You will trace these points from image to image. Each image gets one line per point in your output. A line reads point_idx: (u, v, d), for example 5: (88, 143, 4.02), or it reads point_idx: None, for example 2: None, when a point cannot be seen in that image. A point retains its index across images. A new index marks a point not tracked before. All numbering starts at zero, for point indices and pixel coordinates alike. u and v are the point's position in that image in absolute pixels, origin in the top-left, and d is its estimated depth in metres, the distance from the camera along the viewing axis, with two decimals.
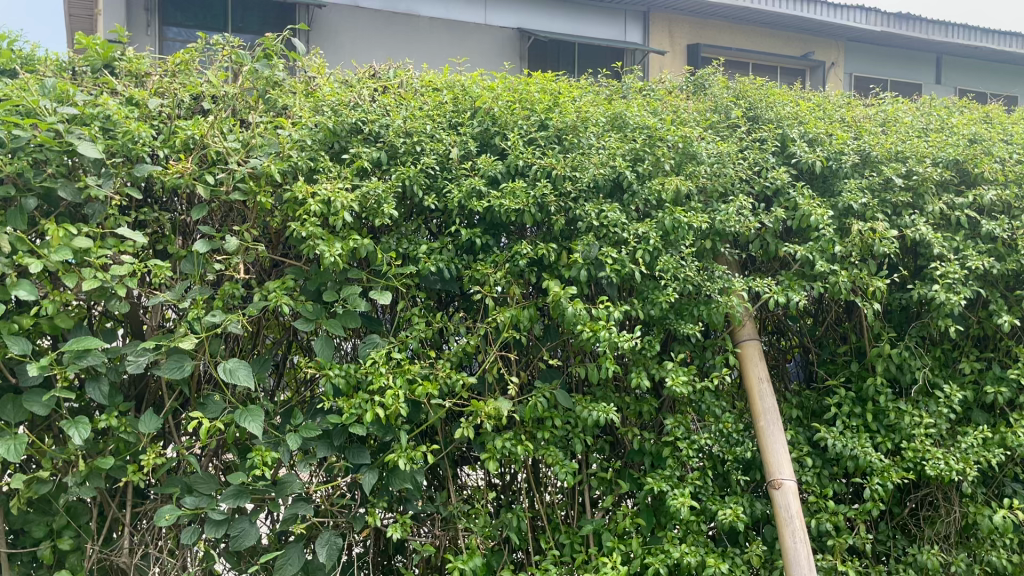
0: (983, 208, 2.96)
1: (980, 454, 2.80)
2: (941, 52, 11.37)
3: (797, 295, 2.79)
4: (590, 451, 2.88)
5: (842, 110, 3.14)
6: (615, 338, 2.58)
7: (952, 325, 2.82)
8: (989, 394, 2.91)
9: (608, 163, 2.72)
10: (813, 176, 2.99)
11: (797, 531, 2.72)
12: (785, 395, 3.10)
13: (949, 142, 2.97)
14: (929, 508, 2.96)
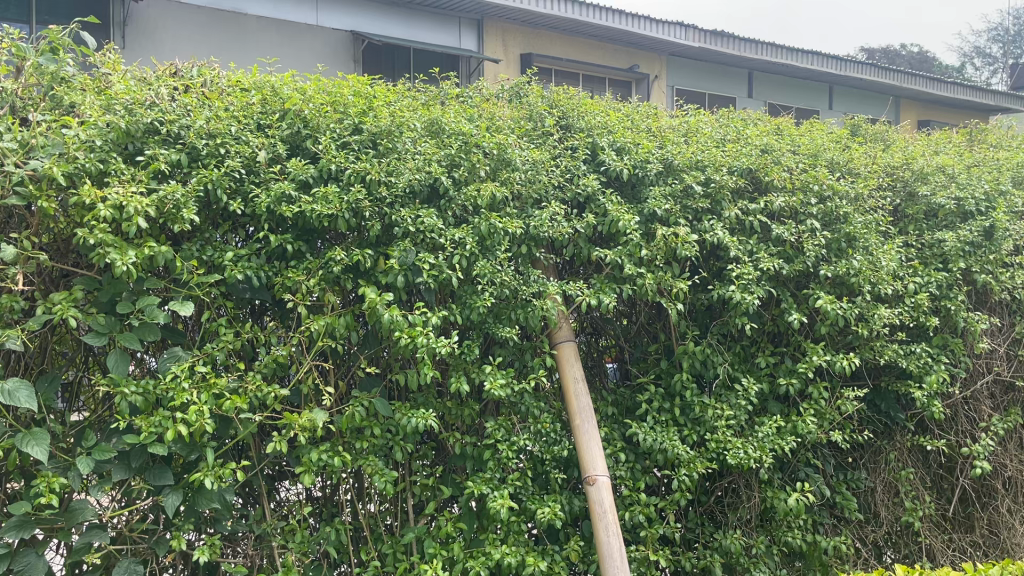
0: (774, 213, 3.20)
1: (774, 442, 3.01)
2: (751, 68, 12.24)
3: (608, 298, 2.89)
4: (413, 458, 2.86)
5: (649, 120, 3.30)
6: (433, 344, 2.57)
7: (747, 322, 3.04)
8: (783, 386, 3.14)
9: (423, 168, 2.71)
10: (622, 184, 3.12)
11: (610, 525, 2.82)
12: (602, 393, 3.21)
13: (743, 152, 3.20)
14: (732, 495, 3.17)
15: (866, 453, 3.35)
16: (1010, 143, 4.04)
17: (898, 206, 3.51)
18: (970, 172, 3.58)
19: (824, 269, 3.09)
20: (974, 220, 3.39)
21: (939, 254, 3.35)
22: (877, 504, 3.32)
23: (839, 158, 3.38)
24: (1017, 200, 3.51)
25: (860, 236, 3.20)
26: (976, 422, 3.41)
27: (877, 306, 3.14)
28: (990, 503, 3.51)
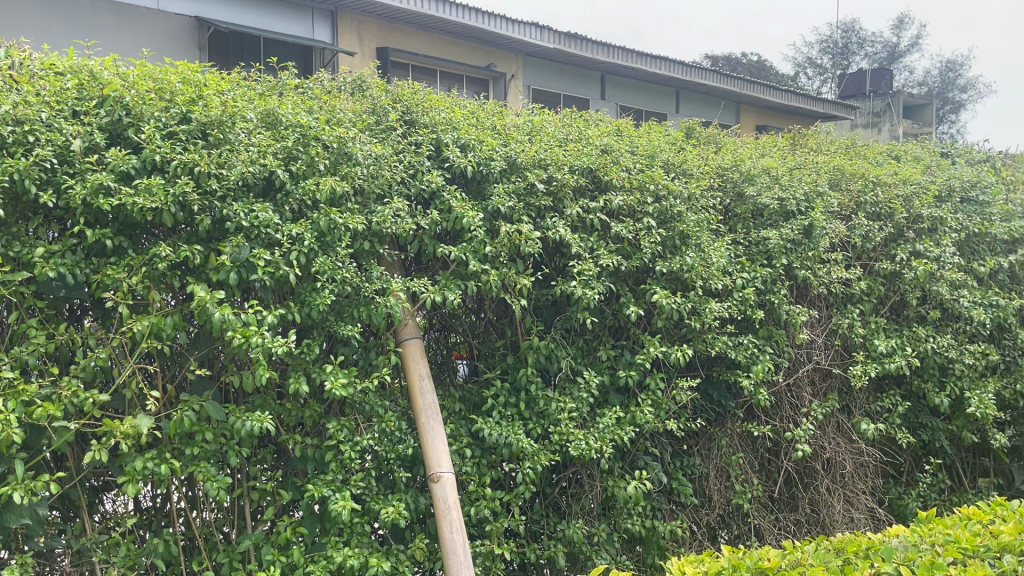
0: (613, 212, 3.31)
1: (614, 432, 3.11)
2: (604, 71, 12.58)
3: (452, 295, 2.89)
4: (251, 462, 2.77)
5: (493, 118, 3.32)
6: (269, 344, 2.48)
7: (588, 317, 3.13)
8: (622, 377, 3.24)
9: (257, 160, 2.61)
10: (466, 180, 3.13)
11: (454, 520, 2.82)
12: (449, 389, 3.20)
13: (584, 152, 3.29)
14: (576, 486, 3.24)
15: (699, 440, 3.53)
16: (828, 147, 4.34)
17: (728, 205, 3.70)
18: (792, 175, 3.82)
19: (659, 265, 3.24)
20: (794, 220, 3.63)
21: (764, 252, 3.57)
22: (709, 488, 3.49)
23: (674, 158, 3.53)
24: (832, 200, 3.78)
25: (692, 234, 3.36)
26: (798, 408, 3.64)
27: (708, 301, 3.31)
28: (812, 483, 3.71)
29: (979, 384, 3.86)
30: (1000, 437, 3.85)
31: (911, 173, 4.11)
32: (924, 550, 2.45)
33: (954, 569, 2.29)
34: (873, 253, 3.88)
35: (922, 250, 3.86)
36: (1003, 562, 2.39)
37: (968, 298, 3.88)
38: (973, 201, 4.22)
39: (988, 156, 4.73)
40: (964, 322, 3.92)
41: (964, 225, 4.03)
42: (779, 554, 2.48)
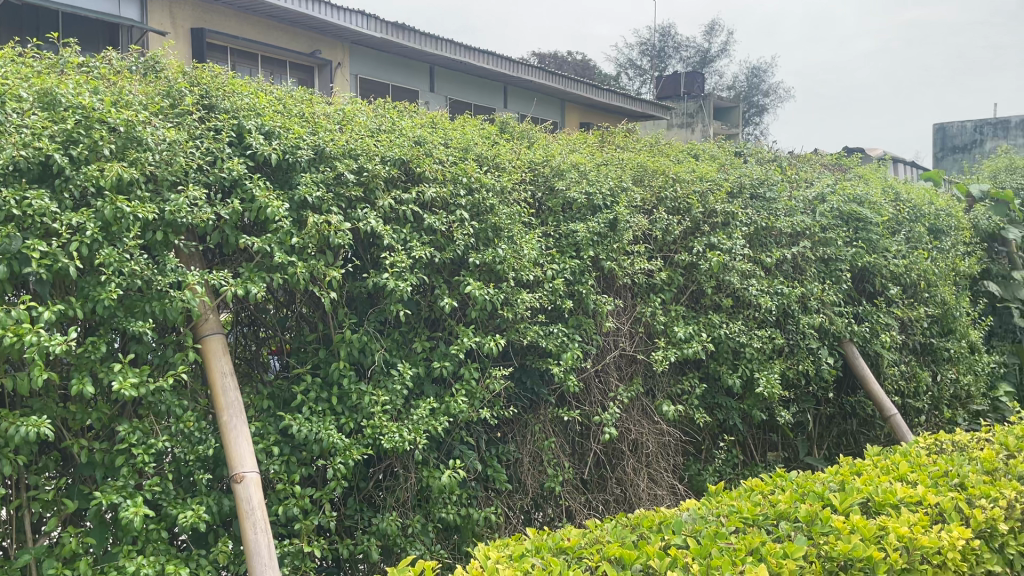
0: (426, 204, 3.32)
1: (428, 424, 3.12)
2: (433, 63, 12.52)
3: (256, 288, 2.77)
4: (31, 471, 2.55)
5: (302, 105, 3.23)
6: (45, 343, 2.29)
7: (401, 309, 3.12)
8: (436, 369, 3.25)
9: (31, 144, 2.42)
10: (272, 169, 3.03)
11: (258, 521, 2.72)
12: (258, 386, 3.08)
13: (396, 142, 3.28)
14: (390, 478, 3.23)
15: (513, 427, 3.62)
16: (634, 145, 4.56)
17: (538, 198, 3.80)
18: (599, 170, 3.99)
19: (472, 256, 3.29)
20: (601, 214, 3.80)
21: (572, 244, 3.70)
22: (523, 473, 3.59)
23: (486, 152, 3.59)
24: (635, 195, 3.98)
25: (504, 226, 3.43)
26: (606, 392, 3.81)
27: (520, 291, 3.39)
28: (619, 463, 3.90)
29: (767, 365, 4.19)
30: (784, 414, 4.20)
31: (707, 171, 4.40)
32: (711, 521, 2.63)
33: (735, 538, 2.48)
34: (673, 246, 4.14)
35: (716, 243, 4.15)
36: (777, 528, 2.61)
37: (757, 286, 4.19)
38: (761, 197, 4.58)
39: (776, 155, 5.12)
40: (753, 309, 4.24)
41: (753, 220, 4.37)
42: (580, 534, 2.57)
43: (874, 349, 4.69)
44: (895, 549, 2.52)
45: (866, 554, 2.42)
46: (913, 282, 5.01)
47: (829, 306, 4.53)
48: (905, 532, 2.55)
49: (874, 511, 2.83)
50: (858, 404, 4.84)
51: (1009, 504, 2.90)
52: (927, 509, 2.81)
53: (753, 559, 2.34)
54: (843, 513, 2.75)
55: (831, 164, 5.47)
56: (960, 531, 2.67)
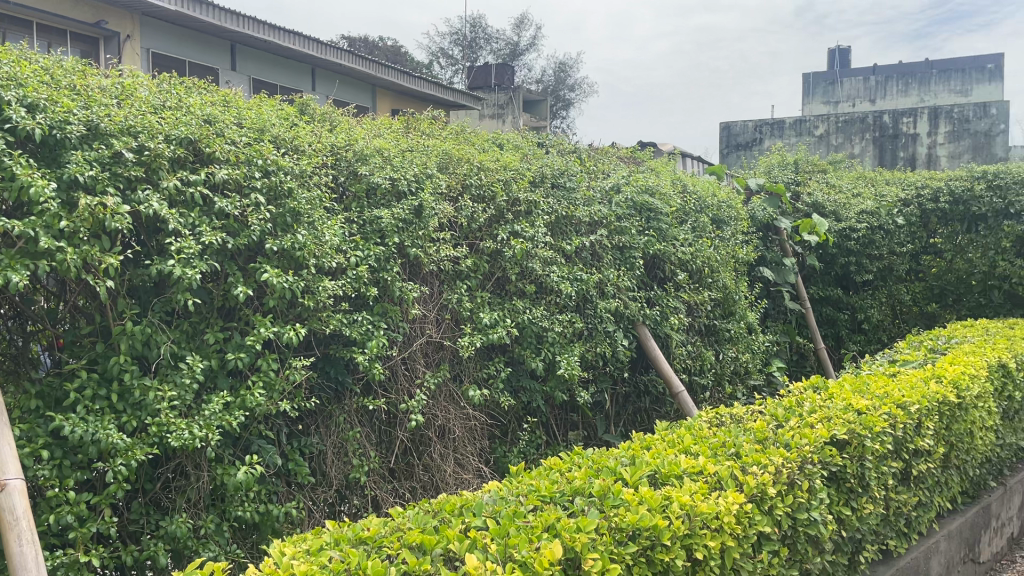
0: (217, 186, 3.14)
1: (222, 419, 2.96)
2: (235, 41, 11.85)
3: (17, 276, 2.50)
4: None
5: (73, 76, 2.97)
6: None
7: (190, 299, 2.94)
8: (231, 361, 3.07)
9: None
10: (37, 145, 2.76)
11: (24, 532, 2.47)
12: (24, 385, 2.79)
13: (182, 121, 3.08)
14: (181, 477, 3.05)
15: (315, 418, 3.52)
16: (439, 132, 4.56)
17: (340, 183, 3.71)
18: (404, 156, 3.96)
19: (269, 242, 3.15)
20: (406, 200, 3.77)
21: (377, 231, 3.64)
22: (325, 465, 3.50)
23: (284, 134, 3.46)
24: (440, 181, 3.98)
25: (304, 212, 3.32)
26: (412, 380, 3.80)
27: (321, 279, 3.29)
28: (426, 450, 3.90)
29: (568, 348, 4.34)
30: (584, 395, 4.38)
31: (511, 160, 4.47)
32: (510, 501, 2.67)
33: (532, 516, 2.54)
34: (478, 233, 4.16)
35: (519, 231, 4.25)
36: (573, 504, 2.69)
37: (557, 273, 4.33)
38: (562, 187, 4.74)
39: (576, 147, 5.31)
40: (555, 295, 4.37)
41: (554, 209, 4.52)
42: (380, 522, 2.53)
43: (665, 332, 5.01)
44: (679, 517, 2.68)
45: (652, 523, 2.55)
46: (698, 269, 5.40)
47: (624, 292, 4.78)
48: (686, 500, 2.73)
49: (661, 482, 3.00)
50: (651, 382, 5.15)
51: (776, 469, 3.18)
52: (706, 478, 3.02)
53: (549, 535, 2.40)
54: (633, 486, 2.89)
55: (627, 157, 5.77)
56: (734, 497, 2.88)
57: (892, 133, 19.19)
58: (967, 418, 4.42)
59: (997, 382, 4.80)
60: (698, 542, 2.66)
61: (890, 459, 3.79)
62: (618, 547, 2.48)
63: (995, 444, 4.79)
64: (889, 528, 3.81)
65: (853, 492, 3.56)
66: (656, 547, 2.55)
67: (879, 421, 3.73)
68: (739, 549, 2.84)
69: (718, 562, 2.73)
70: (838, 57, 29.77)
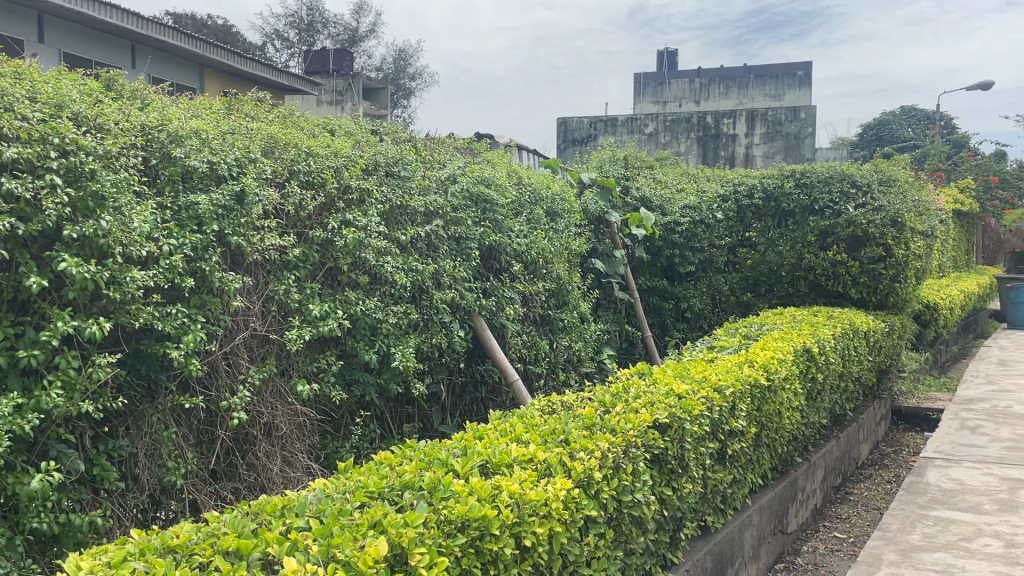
0: (6, 166, 2.86)
1: (12, 423, 2.68)
2: (42, 11, 10.79)
3: None
4: None
5: None
6: None
7: None
8: (23, 359, 2.79)
9: None
10: None
11: None
12: None
13: None
14: None
15: (125, 419, 3.28)
16: (265, 115, 4.36)
17: (152, 166, 3.47)
18: (224, 139, 3.76)
19: (67, 229, 2.89)
20: (226, 185, 3.57)
21: (193, 217, 3.43)
22: (137, 468, 3.27)
23: (86, 111, 3.21)
24: (265, 166, 3.81)
25: (108, 195, 3.06)
26: (235, 375, 3.62)
27: (129, 268, 3.05)
28: (251, 449, 3.72)
29: (402, 340, 4.26)
30: (419, 387, 4.32)
31: (342, 147, 4.34)
32: (336, 499, 2.58)
33: (358, 513, 2.46)
34: (307, 222, 4.01)
35: (351, 220, 4.13)
36: (402, 498, 2.63)
37: (391, 263, 4.24)
38: (396, 176, 4.66)
39: (411, 136, 5.23)
40: (389, 285, 4.28)
41: (388, 198, 4.43)
42: (194, 529, 2.37)
43: (500, 322, 5.05)
44: (508, 505, 2.68)
45: (481, 513, 2.54)
46: (533, 260, 5.47)
47: (460, 283, 4.76)
48: (516, 489, 2.74)
49: (491, 471, 3.00)
50: (487, 371, 5.17)
51: (602, 454, 3.27)
52: (536, 465, 3.05)
53: (375, 531, 2.34)
54: (464, 476, 2.87)
55: (463, 148, 5.76)
56: (562, 483, 2.93)
57: (714, 133, 20.48)
58: (777, 400, 4.75)
59: (802, 365, 5.19)
60: (527, 529, 2.68)
61: (708, 440, 4.00)
62: (446, 540, 2.44)
63: (801, 422, 5.17)
64: (707, 506, 4.03)
65: (674, 472, 3.73)
66: (485, 537, 2.54)
67: (697, 404, 3.93)
68: (567, 534, 2.89)
69: (546, 548, 2.76)
70: (665, 58, 31.35)
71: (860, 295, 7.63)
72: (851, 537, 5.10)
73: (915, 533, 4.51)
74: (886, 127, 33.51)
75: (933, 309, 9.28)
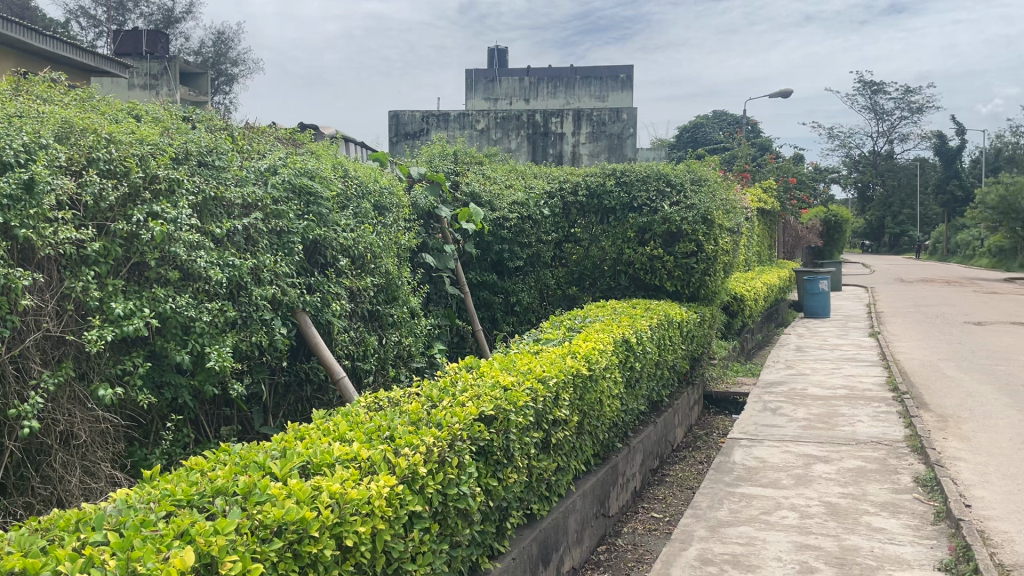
0: None
1: None
2: None
3: None
4: None
5: None
6: None
7: None
8: None
9: None
10: None
11: None
12: None
13: None
14: None
15: None
16: (61, 97, 4.04)
17: None
18: (10, 122, 3.48)
19: None
20: (11, 172, 3.29)
21: None
22: None
23: None
24: (59, 153, 3.55)
25: None
26: (25, 381, 3.33)
27: None
28: (44, 459, 3.43)
29: (218, 339, 4.05)
30: (237, 388, 4.12)
31: (148, 134, 4.09)
32: (138, 510, 2.42)
33: (163, 523, 2.32)
34: (108, 213, 3.74)
35: (158, 212, 3.88)
36: (212, 505, 2.51)
37: (205, 258, 4.02)
38: (210, 166, 4.44)
39: (228, 124, 5.01)
40: (202, 281, 4.04)
41: (201, 189, 4.20)
42: None
43: (325, 318, 4.92)
44: (327, 506, 2.61)
45: (299, 515, 2.46)
46: (360, 254, 5.37)
47: (282, 278, 4.60)
48: (336, 489, 2.67)
49: (312, 472, 2.92)
50: (312, 369, 5.02)
51: (427, 449, 3.26)
52: (359, 464, 3.00)
53: (181, 541, 2.21)
54: (282, 479, 2.78)
55: (285, 138, 5.58)
56: (385, 480, 2.89)
57: (543, 131, 21.01)
58: (598, 389, 4.94)
59: (621, 355, 5.43)
60: (348, 529, 2.62)
61: (532, 430, 4.10)
62: (261, 545, 2.35)
63: (621, 410, 5.41)
64: (532, 494, 4.12)
65: (500, 463, 3.78)
66: (303, 540, 2.46)
67: (521, 396, 4.02)
68: (390, 531, 2.85)
69: (368, 547, 2.71)
70: (496, 56, 31.82)
71: (675, 287, 8.09)
72: (667, 517, 5.41)
73: (723, 509, 4.84)
74: (701, 130, 35.71)
75: (739, 300, 9.99)
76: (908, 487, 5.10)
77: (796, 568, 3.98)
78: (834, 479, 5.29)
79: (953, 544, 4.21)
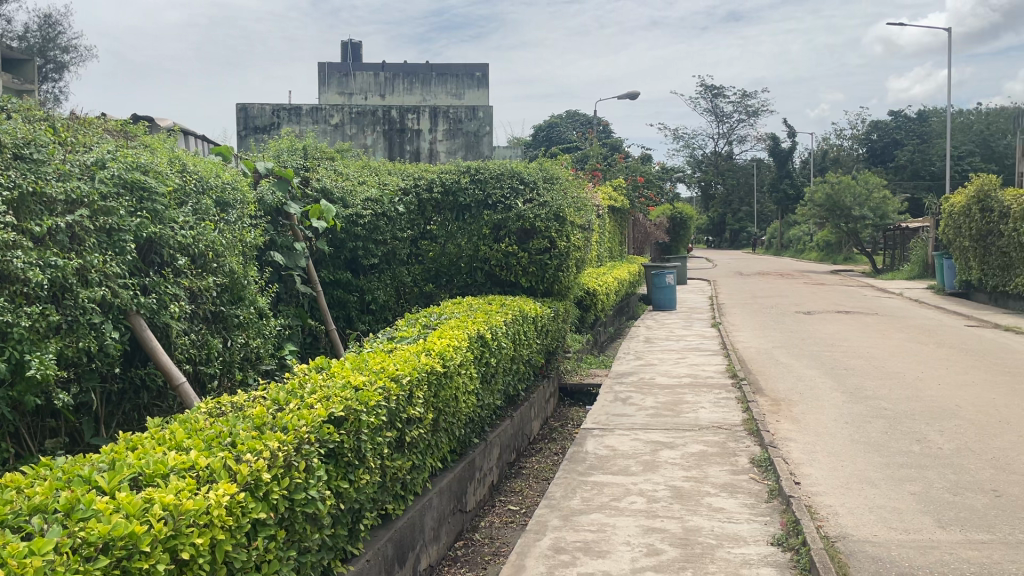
0: None
1: None
2: None
3: None
4: None
5: None
6: None
7: None
8: None
9: None
10: None
11: None
12: None
13: None
14: None
15: None
16: None
17: None
18: None
19: None
20: None
21: None
22: None
23: None
24: None
25: None
26: None
27: None
28: None
29: (40, 345, 3.77)
30: (62, 397, 3.85)
31: None
32: None
33: None
34: None
35: None
36: (28, 525, 2.33)
37: (22, 258, 3.74)
38: (27, 159, 4.15)
39: (48, 114, 4.67)
40: (19, 283, 3.76)
41: (16, 183, 3.91)
42: None
43: (162, 321, 4.66)
44: (160, 519, 2.48)
45: (128, 530, 2.32)
46: (200, 253, 5.12)
47: (112, 279, 4.32)
48: (170, 500, 2.54)
49: (143, 484, 2.76)
50: (148, 375, 4.76)
51: (271, 454, 3.15)
52: (196, 473, 2.86)
53: None
54: (110, 492, 2.62)
55: (114, 130, 5.27)
56: (225, 488, 2.77)
57: (399, 128, 20.84)
58: (452, 385, 4.94)
59: (475, 351, 5.45)
60: (184, 542, 2.50)
61: (384, 430, 4.05)
62: (84, 565, 2.20)
63: (476, 405, 5.44)
64: (386, 494, 4.08)
65: (351, 465, 3.72)
66: (133, 556, 2.32)
67: (373, 396, 3.96)
68: (232, 541, 2.73)
69: (207, 559, 2.59)
70: (350, 51, 31.28)
71: (529, 283, 8.24)
72: (523, 509, 5.51)
73: (575, 498, 4.98)
74: (556, 129, 36.52)
75: (592, 295, 10.27)
76: (745, 468, 5.42)
77: (644, 551, 4.14)
78: (678, 464, 5.55)
79: (785, 519, 4.51)
